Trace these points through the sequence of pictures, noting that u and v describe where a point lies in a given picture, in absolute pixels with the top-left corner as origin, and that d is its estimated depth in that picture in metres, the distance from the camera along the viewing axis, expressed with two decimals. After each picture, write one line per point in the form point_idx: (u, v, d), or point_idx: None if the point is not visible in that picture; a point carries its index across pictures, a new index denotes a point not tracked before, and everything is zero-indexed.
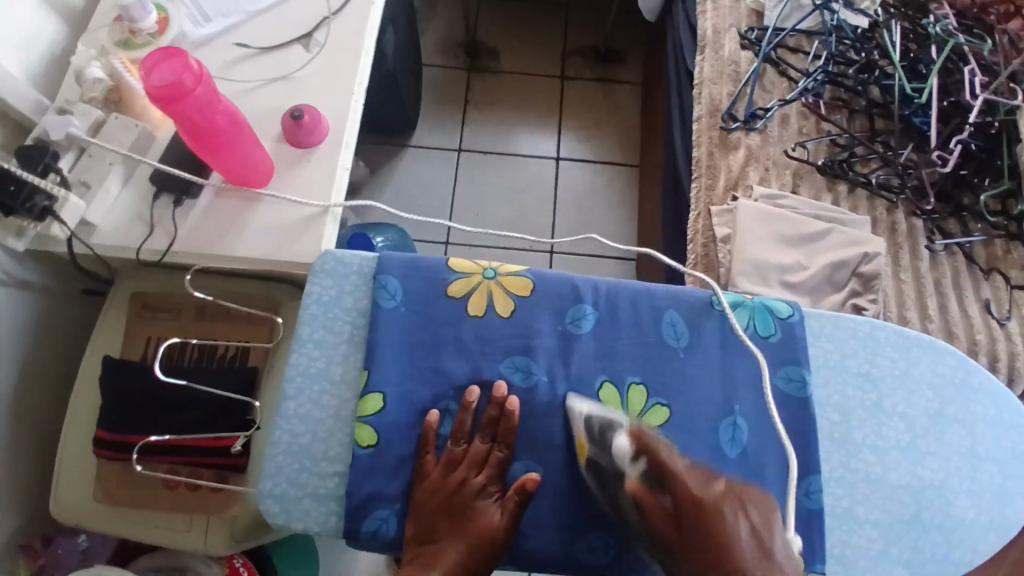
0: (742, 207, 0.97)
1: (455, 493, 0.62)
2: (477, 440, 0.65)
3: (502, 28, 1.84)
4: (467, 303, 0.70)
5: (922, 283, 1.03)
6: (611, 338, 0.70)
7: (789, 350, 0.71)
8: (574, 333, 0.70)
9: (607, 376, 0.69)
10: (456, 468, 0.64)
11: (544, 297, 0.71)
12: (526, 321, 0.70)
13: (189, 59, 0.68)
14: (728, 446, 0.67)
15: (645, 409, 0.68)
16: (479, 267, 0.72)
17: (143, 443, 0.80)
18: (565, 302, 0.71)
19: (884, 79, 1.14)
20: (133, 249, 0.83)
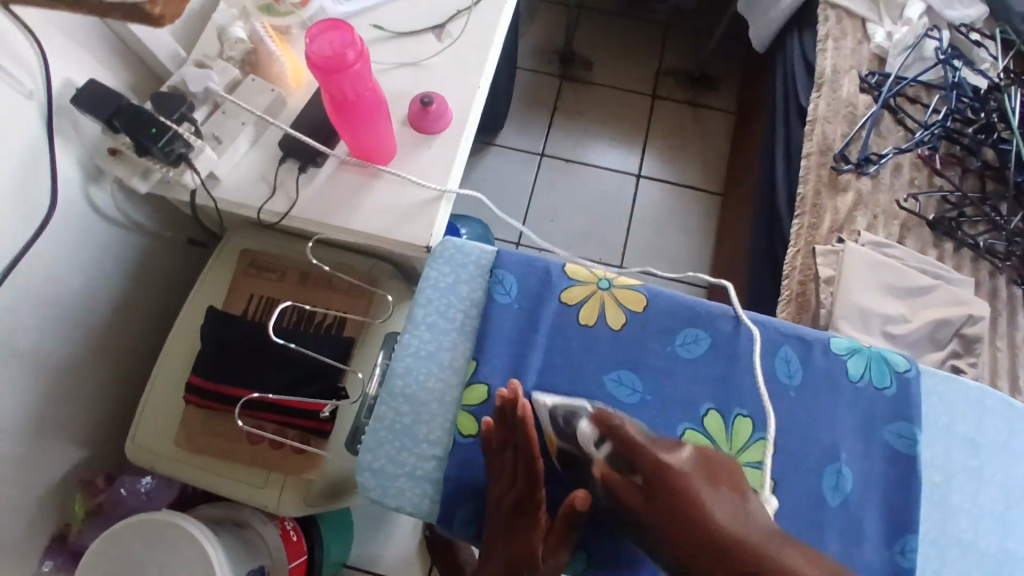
0: (851, 251, 0.95)
1: (499, 509, 0.61)
2: (506, 454, 0.61)
3: (600, 41, 1.84)
4: (579, 310, 0.70)
5: (1018, 354, 1.00)
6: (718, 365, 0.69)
7: (903, 406, 0.69)
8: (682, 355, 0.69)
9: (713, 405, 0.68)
10: (506, 477, 0.60)
11: (656, 314, 0.71)
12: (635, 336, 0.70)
13: (353, 35, 0.70)
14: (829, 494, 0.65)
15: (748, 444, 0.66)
16: (595, 275, 0.72)
17: (246, 398, 0.82)
18: (676, 323, 0.71)
19: (1001, 142, 1.11)
20: (254, 208, 0.86)
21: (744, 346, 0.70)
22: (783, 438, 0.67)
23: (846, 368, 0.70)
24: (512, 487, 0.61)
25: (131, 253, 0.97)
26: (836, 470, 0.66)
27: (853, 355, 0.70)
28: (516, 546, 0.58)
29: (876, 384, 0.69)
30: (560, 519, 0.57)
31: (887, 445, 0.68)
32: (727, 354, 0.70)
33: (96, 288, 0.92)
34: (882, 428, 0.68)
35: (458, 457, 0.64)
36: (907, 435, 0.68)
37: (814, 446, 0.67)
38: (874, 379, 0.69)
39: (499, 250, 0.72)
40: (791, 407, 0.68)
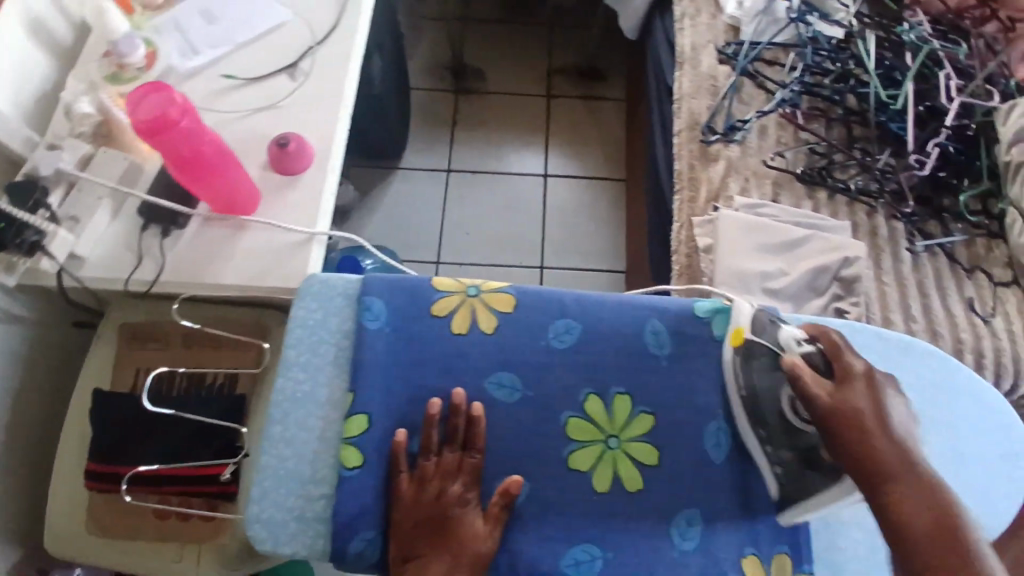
0: (723, 216, 0.99)
1: (434, 505, 0.62)
2: (447, 452, 0.64)
3: (490, 51, 1.87)
4: (451, 319, 0.70)
5: (905, 285, 1.04)
6: (592, 348, 0.70)
7: None
8: (558, 347, 0.69)
9: (592, 389, 0.68)
10: (430, 483, 0.63)
11: (527, 309, 0.71)
12: (510, 335, 0.70)
13: (174, 93, 0.72)
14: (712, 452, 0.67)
15: (629, 419, 0.68)
16: (463, 285, 0.72)
17: (132, 473, 0.82)
18: (546, 312, 0.71)
19: (860, 87, 1.15)
20: (121, 280, 0.84)
21: (615, 325, 0.71)
22: (663, 407, 0.68)
23: (713, 329, 0.71)
24: (453, 482, 0.63)
25: (17, 346, 0.95)
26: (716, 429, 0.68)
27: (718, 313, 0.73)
28: (457, 537, 0.61)
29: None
30: (497, 503, 0.63)
31: None
32: (598, 335, 0.70)
33: None
34: None
35: (344, 490, 0.63)
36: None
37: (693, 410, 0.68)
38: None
39: (363, 275, 0.72)
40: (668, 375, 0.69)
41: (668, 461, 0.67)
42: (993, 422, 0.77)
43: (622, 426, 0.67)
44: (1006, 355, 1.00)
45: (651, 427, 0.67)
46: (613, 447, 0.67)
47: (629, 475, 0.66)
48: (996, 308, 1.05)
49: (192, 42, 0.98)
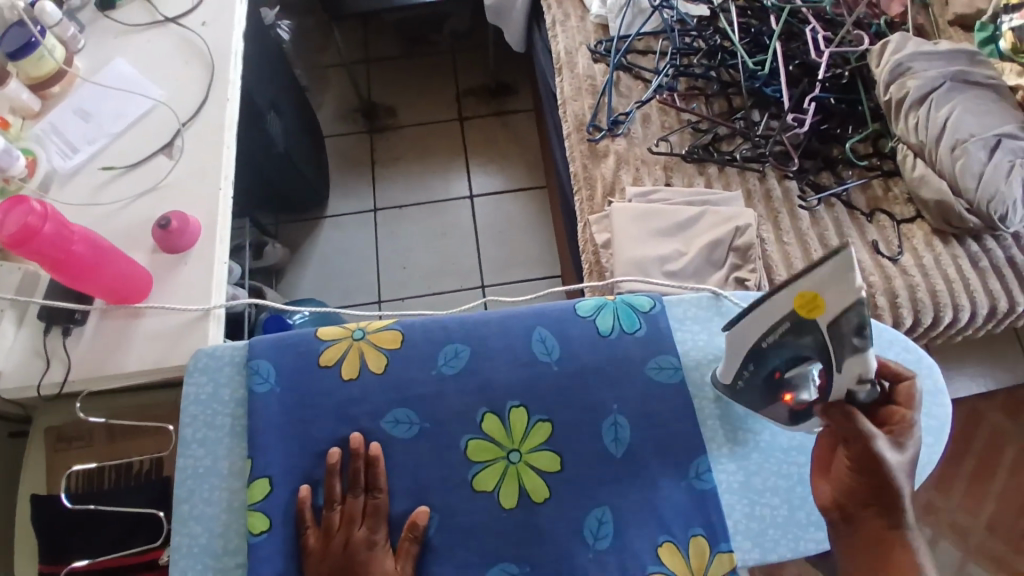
0: (615, 210, 1.02)
1: (342, 555, 0.63)
2: (351, 499, 0.65)
3: (395, 87, 1.90)
4: (339, 368, 0.71)
5: (807, 241, 1.07)
6: (480, 368, 0.71)
7: (657, 341, 0.74)
8: (448, 375, 0.71)
9: (487, 407, 0.70)
10: (337, 534, 0.64)
11: (413, 344, 0.72)
12: (400, 371, 0.71)
13: (32, 203, 0.73)
14: (611, 445, 0.69)
15: (527, 430, 0.69)
16: (348, 332, 0.73)
17: (69, 569, 0.81)
18: (432, 342, 0.73)
19: (729, 60, 1.19)
20: (33, 386, 0.84)
21: (500, 341, 0.73)
22: (558, 412, 0.70)
23: (597, 325, 0.74)
24: (361, 527, 0.64)
25: None
26: (613, 423, 0.70)
27: (598, 310, 0.75)
28: None
29: (635, 332, 0.74)
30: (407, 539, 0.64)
31: (653, 380, 0.72)
32: (486, 353, 0.72)
33: None
34: (643, 367, 0.72)
35: (256, 554, 0.64)
36: (667, 364, 0.73)
37: (587, 409, 0.70)
38: (625, 326, 0.74)
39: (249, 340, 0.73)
40: (559, 381, 0.71)
41: (569, 464, 0.68)
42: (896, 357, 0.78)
43: (522, 438, 0.69)
44: (915, 290, 1.02)
45: (549, 434, 0.69)
46: (514, 461, 0.68)
47: (534, 484, 0.67)
48: (901, 247, 1.07)
49: (72, 142, 1.00)
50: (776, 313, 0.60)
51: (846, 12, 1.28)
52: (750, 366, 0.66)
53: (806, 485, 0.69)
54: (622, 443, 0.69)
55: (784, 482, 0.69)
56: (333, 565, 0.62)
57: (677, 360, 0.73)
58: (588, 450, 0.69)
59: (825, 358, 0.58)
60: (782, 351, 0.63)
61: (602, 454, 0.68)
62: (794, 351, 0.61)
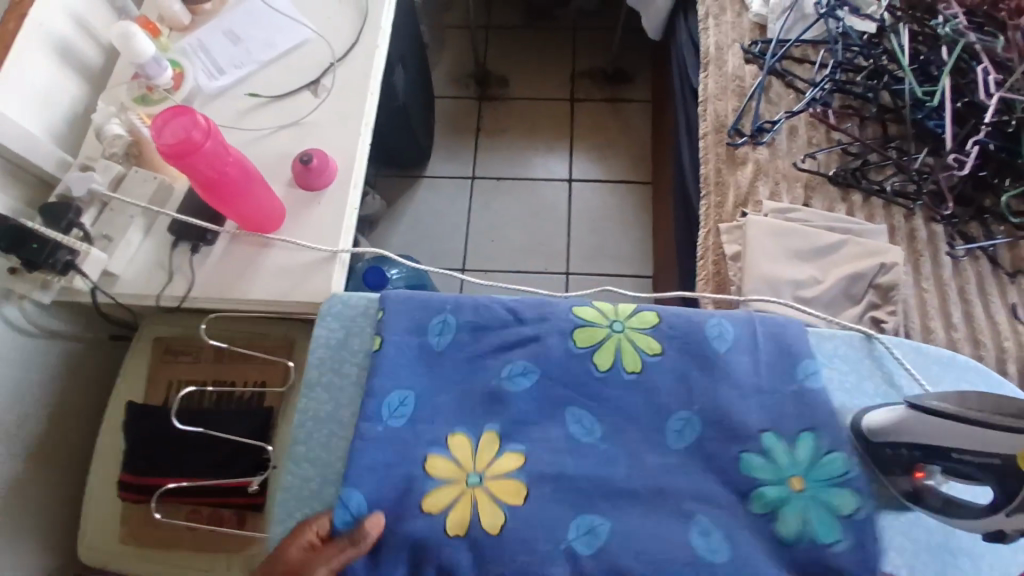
0: (751, 223, 0.97)
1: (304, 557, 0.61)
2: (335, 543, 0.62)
3: (511, 55, 1.86)
4: (439, 485, 0.64)
5: (946, 291, 0.97)
6: (618, 359, 0.71)
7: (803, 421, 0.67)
8: (580, 351, 0.72)
9: (570, 426, 0.68)
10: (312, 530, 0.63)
11: (552, 318, 0.74)
12: (534, 336, 0.73)
13: (197, 116, 0.73)
14: (671, 438, 0.67)
15: (593, 433, 0.68)
16: (462, 470, 0.65)
17: (164, 487, 0.83)
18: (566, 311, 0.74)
19: (894, 84, 1.10)
20: (153, 296, 0.86)
21: (610, 382, 0.70)
22: (623, 443, 0.68)
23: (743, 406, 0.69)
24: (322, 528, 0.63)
25: (55, 361, 0.97)
26: (678, 431, 0.68)
27: (769, 438, 0.67)
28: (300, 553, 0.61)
29: (811, 478, 0.65)
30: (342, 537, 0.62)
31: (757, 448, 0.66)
32: (622, 331, 0.73)
33: (26, 403, 0.92)
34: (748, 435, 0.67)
35: (359, 500, 0.63)
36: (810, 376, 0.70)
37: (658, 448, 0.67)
38: (801, 474, 0.65)
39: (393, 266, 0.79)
40: (684, 376, 0.70)
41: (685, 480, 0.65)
42: None
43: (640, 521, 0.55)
44: None
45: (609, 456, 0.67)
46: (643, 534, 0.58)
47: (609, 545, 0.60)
48: None
49: (217, 63, 1.00)
50: (986, 444, 0.56)
51: (1016, 58, 1.09)
52: (914, 450, 0.62)
53: (930, 550, 0.65)
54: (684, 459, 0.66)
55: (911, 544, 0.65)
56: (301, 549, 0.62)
57: (843, 530, 0.62)
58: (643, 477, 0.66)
59: (1002, 496, 0.56)
60: (960, 466, 0.59)
61: (725, 478, 0.66)
62: (973, 472, 0.58)
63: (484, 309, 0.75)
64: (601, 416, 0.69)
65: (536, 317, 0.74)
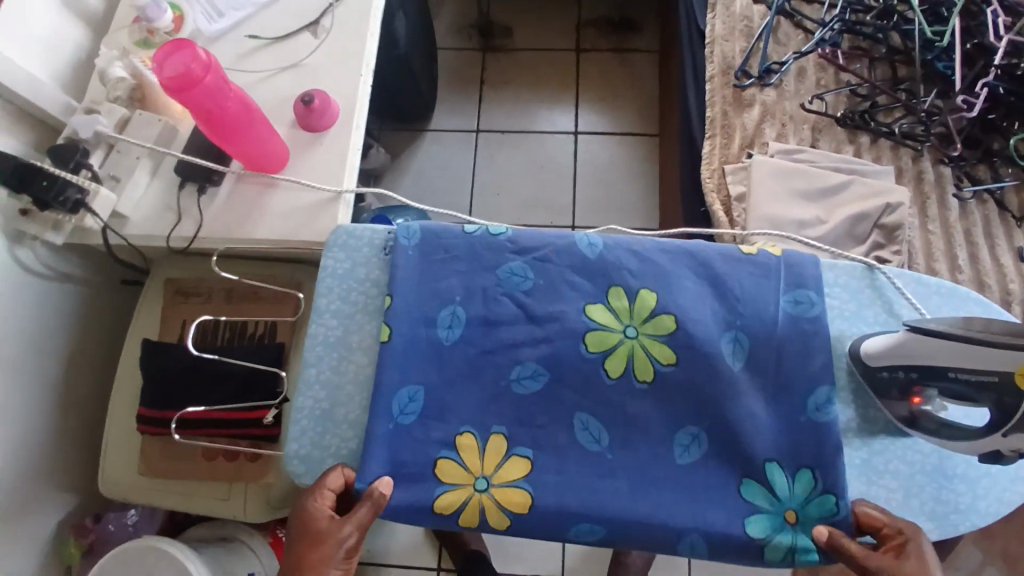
0: (756, 163, 0.96)
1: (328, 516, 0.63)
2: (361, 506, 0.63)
3: (515, 6, 1.82)
4: (450, 491, 0.66)
5: (952, 233, 0.97)
6: (629, 365, 0.69)
7: (817, 443, 0.66)
8: (591, 355, 0.69)
9: (582, 442, 0.68)
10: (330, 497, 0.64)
11: (564, 318, 0.70)
12: (544, 337, 0.70)
13: (197, 50, 0.73)
14: (679, 453, 0.67)
15: (602, 441, 0.68)
16: (472, 474, 0.66)
17: (181, 416, 0.86)
18: (579, 312, 0.70)
19: (905, 24, 1.07)
20: (163, 237, 0.87)
21: (621, 391, 0.68)
22: (634, 457, 0.67)
23: (756, 420, 0.67)
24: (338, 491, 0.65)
25: (69, 304, 0.99)
26: (689, 450, 0.67)
27: (771, 468, 0.66)
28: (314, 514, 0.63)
29: (806, 513, 0.64)
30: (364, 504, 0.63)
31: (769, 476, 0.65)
32: (636, 337, 0.69)
33: (43, 344, 0.95)
34: (759, 456, 0.66)
35: (378, 418, 0.67)
36: (826, 404, 0.67)
37: (668, 461, 0.67)
38: (797, 507, 0.64)
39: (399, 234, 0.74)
40: (694, 386, 0.68)
41: (679, 403, 0.68)
42: None
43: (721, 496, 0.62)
44: None
45: (623, 455, 0.67)
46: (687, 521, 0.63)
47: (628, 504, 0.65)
48: None
49: (217, 5, 0.99)
50: (987, 363, 0.56)
51: None
52: (911, 372, 0.63)
53: (926, 475, 0.67)
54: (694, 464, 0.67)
55: (907, 468, 0.67)
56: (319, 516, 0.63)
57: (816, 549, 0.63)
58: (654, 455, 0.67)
59: (1000, 418, 0.57)
60: (959, 386, 0.60)
61: (724, 434, 0.67)
62: (972, 392, 0.59)
63: (494, 300, 0.71)
64: (610, 426, 0.68)
65: (549, 315, 0.70)
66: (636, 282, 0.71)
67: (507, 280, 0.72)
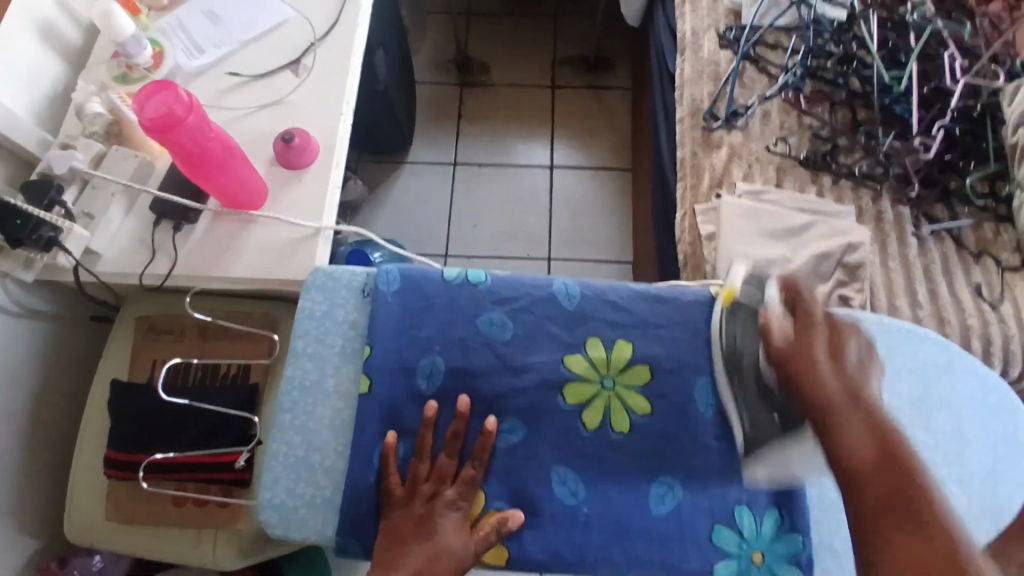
0: (727, 203, 1.00)
1: (426, 505, 0.66)
2: (448, 490, 0.67)
3: (492, 42, 1.87)
4: None
5: (912, 270, 1.01)
6: (606, 415, 0.70)
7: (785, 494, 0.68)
8: (569, 406, 0.70)
9: (556, 492, 0.68)
10: (422, 484, 0.67)
11: (541, 369, 0.71)
12: (522, 387, 0.71)
13: (179, 91, 0.74)
14: (654, 503, 0.68)
15: (576, 489, 0.68)
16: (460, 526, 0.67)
17: (149, 461, 0.84)
18: (557, 363, 0.71)
19: (863, 69, 1.14)
20: (135, 275, 0.86)
21: (597, 443, 0.70)
22: (609, 507, 0.68)
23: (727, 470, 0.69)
24: (451, 487, 0.68)
25: (36, 340, 0.97)
26: (664, 500, 0.68)
27: (741, 511, 0.68)
28: (430, 505, 0.66)
29: (772, 552, 0.66)
30: (490, 525, 0.66)
31: (741, 526, 0.67)
32: (613, 388, 0.71)
33: (8, 384, 0.92)
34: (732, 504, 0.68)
35: (358, 456, 0.68)
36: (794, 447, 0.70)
37: (642, 510, 0.68)
38: (765, 547, 0.66)
39: (379, 280, 0.75)
40: (668, 434, 0.70)
41: (651, 448, 0.69)
42: (1000, 405, 0.75)
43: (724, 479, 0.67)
44: None
45: (598, 501, 0.68)
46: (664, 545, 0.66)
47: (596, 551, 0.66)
48: (1004, 293, 1.00)
49: (196, 43, 1.00)
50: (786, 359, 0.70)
51: (983, 45, 1.13)
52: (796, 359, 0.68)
53: None
54: (667, 504, 0.68)
55: None
56: (417, 508, 0.66)
57: None
58: (627, 501, 0.68)
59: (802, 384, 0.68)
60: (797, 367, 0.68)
61: (693, 480, 0.69)
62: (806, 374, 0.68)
63: (472, 350, 0.72)
64: (586, 475, 0.69)
65: (526, 365, 0.71)
66: (612, 332, 0.73)
67: (487, 325, 0.73)
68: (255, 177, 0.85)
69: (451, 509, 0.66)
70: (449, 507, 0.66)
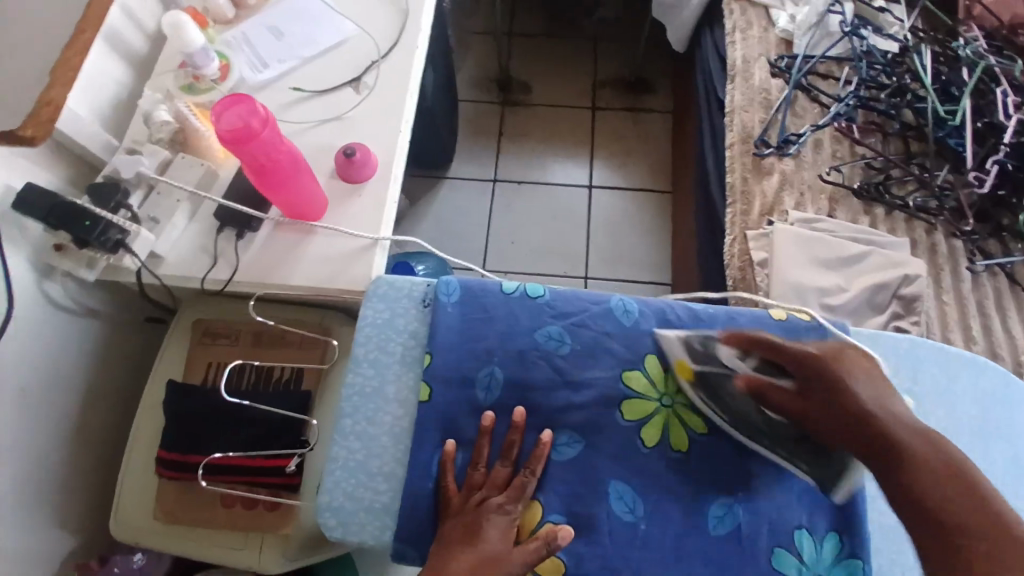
0: (779, 231, 1.00)
1: (475, 508, 0.65)
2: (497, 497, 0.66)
3: (534, 63, 1.90)
4: None
5: (966, 305, 1.00)
6: (664, 435, 0.70)
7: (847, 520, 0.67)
8: (627, 422, 0.70)
9: (615, 511, 0.67)
10: (476, 491, 0.67)
11: (600, 386, 0.71)
12: (583, 404, 0.71)
13: (256, 106, 0.76)
14: (713, 523, 0.67)
15: (635, 508, 0.67)
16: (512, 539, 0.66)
17: (207, 461, 0.85)
18: (616, 380, 0.72)
19: (918, 102, 1.12)
20: (198, 279, 0.88)
21: (657, 461, 0.69)
22: (668, 526, 0.67)
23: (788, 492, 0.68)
24: (501, 493, 0.67)
25: (91, 339, 0.99)
26: (724, 521, 0.67)
27: (802, 537, 0.66)
28: (478, 510, 0.65)
29: None
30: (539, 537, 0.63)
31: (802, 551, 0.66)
32: (671, 406, 0.71)
33: (63, 380, 0.94)
34: (794, 527, 0.67)
35: (417, 465, 0.69)
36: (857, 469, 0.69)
37: (701, 532, 0.67)
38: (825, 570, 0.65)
39: (439, 291, 0.75)
40: (727, 458, 0.69)
41: (712, 470, 0.69)
42: None
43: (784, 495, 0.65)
44: None
45: (657, 521, 0.67)
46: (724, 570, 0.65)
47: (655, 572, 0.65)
48: None
49: (260, 57, 1.03)
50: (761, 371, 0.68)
51: None
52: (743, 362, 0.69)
53: None
54: (727, 527, 0.67)
55: None
56: (467, 513, 0.65)
57: None
58: (687, 523, 0.67)
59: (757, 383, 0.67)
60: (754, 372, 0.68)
61: (756, 504, 0.67)
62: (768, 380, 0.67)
63: (532, 364, 0.72)
64: (645, 494, 0.68)
65: (587, 381, 0.71)
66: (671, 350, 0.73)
67: (547, 341, 0.73)
68: (317, 190, 0.87)
69: (500, 515, 0.65)
70: (497, 514, 0.65)
